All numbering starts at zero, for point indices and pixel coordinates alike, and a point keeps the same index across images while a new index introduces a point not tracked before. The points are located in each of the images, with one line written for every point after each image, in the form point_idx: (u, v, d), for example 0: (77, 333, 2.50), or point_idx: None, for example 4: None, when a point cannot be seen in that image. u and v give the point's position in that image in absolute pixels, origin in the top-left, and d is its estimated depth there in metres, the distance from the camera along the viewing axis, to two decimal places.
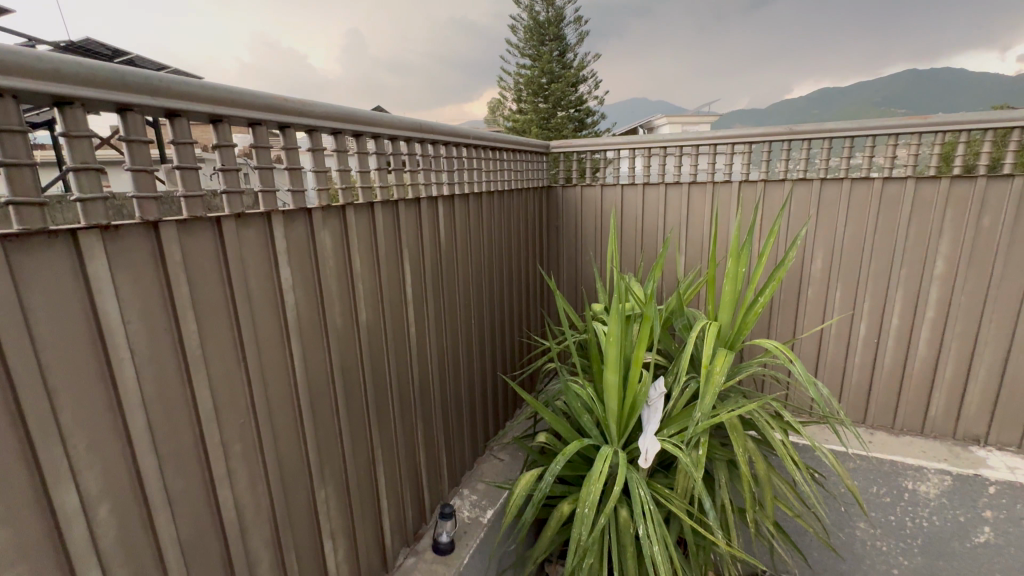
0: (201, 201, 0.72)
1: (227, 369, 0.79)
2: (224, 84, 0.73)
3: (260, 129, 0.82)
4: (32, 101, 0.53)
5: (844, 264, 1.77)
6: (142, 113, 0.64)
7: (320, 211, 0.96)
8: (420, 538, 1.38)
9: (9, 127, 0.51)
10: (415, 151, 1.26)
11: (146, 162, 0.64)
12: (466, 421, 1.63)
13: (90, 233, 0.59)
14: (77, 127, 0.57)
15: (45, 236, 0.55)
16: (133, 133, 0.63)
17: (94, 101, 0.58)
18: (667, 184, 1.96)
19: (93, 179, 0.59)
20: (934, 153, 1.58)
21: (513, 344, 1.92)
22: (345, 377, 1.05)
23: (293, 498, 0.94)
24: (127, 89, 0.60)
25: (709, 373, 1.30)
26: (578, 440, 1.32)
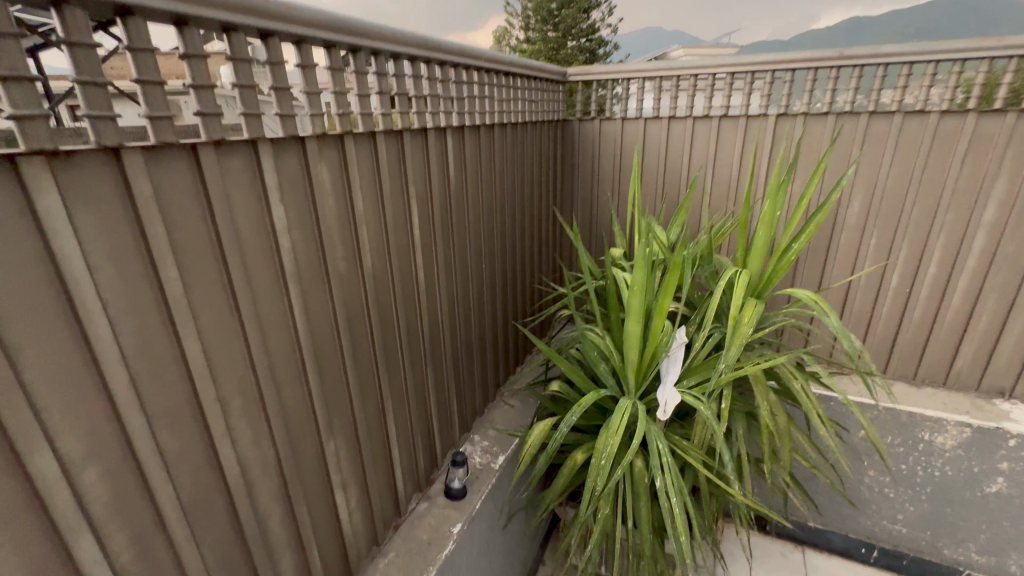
0: (169, 123, 0.60)
1: (218, 319, 0.71)
2: None
3: (237, 37, 0.68)
4: None
5: (884, 208, 1.64)
6: (83, 9, 0.51)
7: (315, 141, 0.84)
8: (432, 484, 1.37)
9: None
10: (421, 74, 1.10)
11: (95, 72, 0.53)
12: (477, 368, 1.58)
13: (34, 160, 0.49)
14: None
15: None
16: (75, 35, 0.50)
17: None
18: (695, 118, 1.79)
19: (28, 91, 0.47)
20: (1004, 82, 1.40)
21: (524, 289, 1.84)
22: (350, 326, 0.98)
23: (301, 451, 0.90)
24: None
25: (736, 324, 1.22)
26: (595, 391, 1.27)
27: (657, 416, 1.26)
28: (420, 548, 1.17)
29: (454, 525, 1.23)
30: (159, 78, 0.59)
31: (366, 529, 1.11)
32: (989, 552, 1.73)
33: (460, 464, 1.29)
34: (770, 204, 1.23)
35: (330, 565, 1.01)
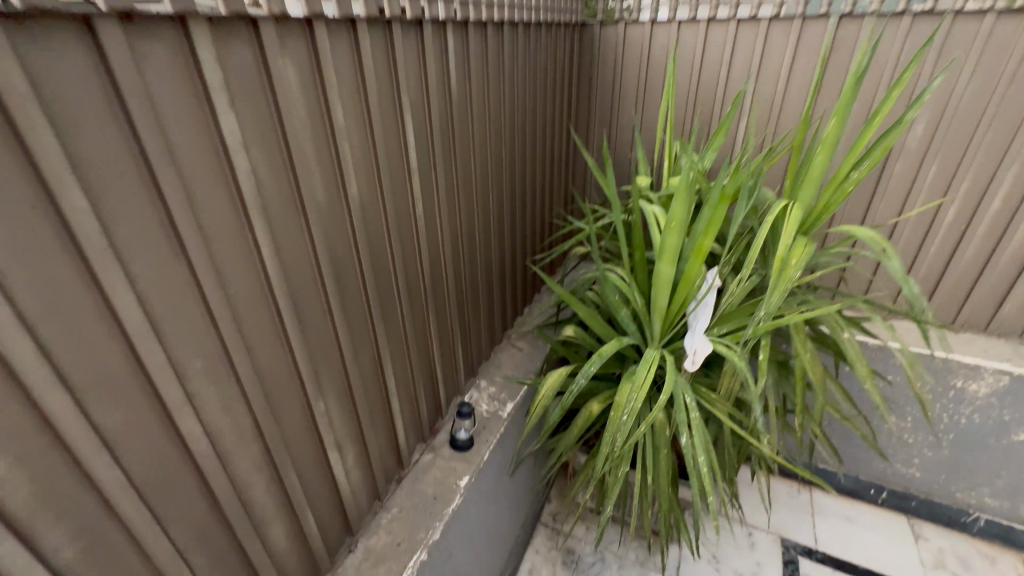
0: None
1: (157, 262, 0.55)
2: None
3: None
4: None
5: (953, 131, 1.42)
6: None
7: (275, 28, 0.63)
8: (436, 434, 1.28)
9: None
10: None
11: None
12: (483, 310, 1.45)
13: None
14: None
15: None
16: None
17: None
18: (740, 20, 1.51)
19: None
20: None
21: (534, 223, 1.66)
22: (335, 268, 0.82)
23: (284, 413, 0.77)
24: None
25: (782, 267, 1.06)
26: (616, 340, 1.14)
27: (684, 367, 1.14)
28: (425, 502, 1.10)
29: (461, 478, 1.16)
30: None
31: (367, 486, 1.03)
32: (1004, 497, 1.70)
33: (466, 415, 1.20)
34: (837, 122, 1.03)
35: (329, 526, 0.94)
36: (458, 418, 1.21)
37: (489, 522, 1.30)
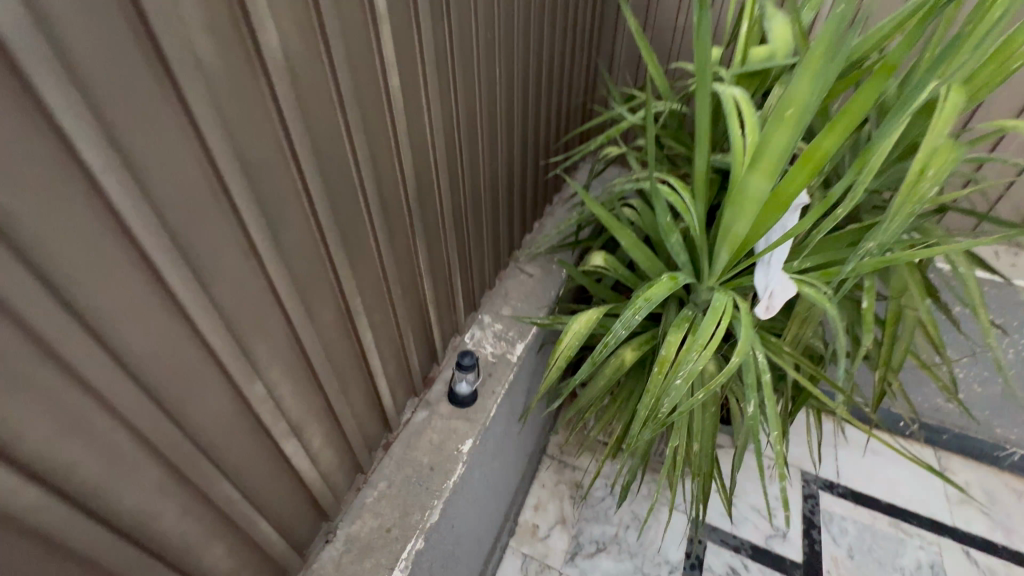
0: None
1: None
2: None
3: None
4: None
5: None
6: None
7: None
8: (431, 384, 1.04)
9: None
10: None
11: None
12: (486, 230, 1.13)
13: None
14: None
15: None
16: None
17: None
18: None
19: None
20: None
21: (550, 113, 1.28)
22: (254, 185, 0.51)
23: (197, 409, 0.51)
24: None
25: (918, 183, 0.73)
26: (669, 279, 0.85)
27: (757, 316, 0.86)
28: (420, 474, 0.89)
29: (462, 442, 0.94)
30: None
31: (344, 462, 0.81)
32: None
33: (468, 368, 0.95)
34: None
35: (296, 520, 0.73)
36: (458, 371, 0.97)
37: (494, 478, 1.13)
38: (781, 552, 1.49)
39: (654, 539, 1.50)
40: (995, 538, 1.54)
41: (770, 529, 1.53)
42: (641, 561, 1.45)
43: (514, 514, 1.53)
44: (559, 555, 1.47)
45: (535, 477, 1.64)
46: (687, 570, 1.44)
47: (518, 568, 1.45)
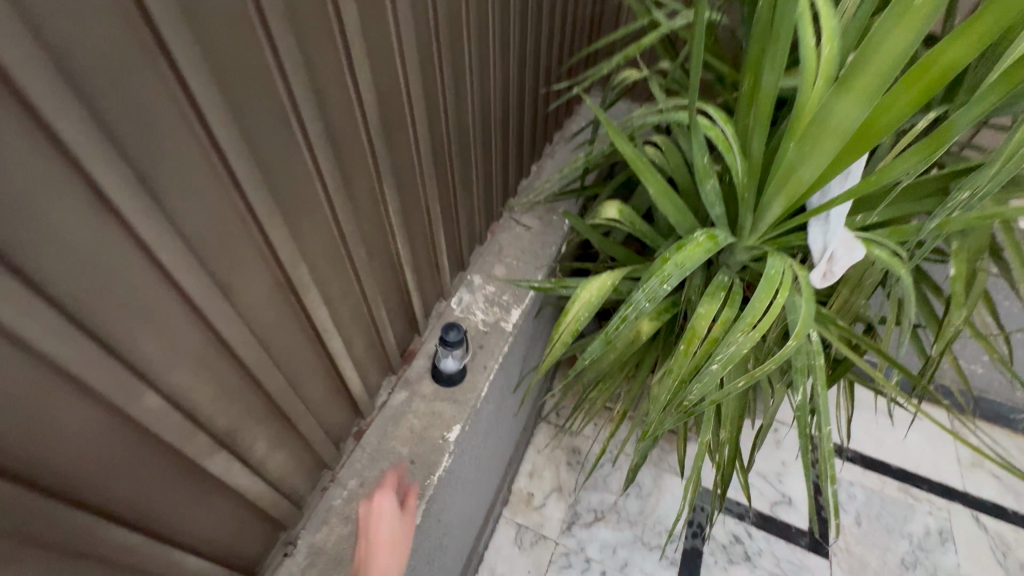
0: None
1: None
2: None
3: None
4: None
5: None
6: None
7: None
8: (411, 359, 0.89)
9: None
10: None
11: None
12: (476, 173, 0.93)
13: None
14: None
15: None
16: None
17: None
18: None
19: None
20: None
21: (552, 27, 1.04)
22: (94, 100, 0.32)
23: (45, 436, 0.35)
24: None
25: None
26: (704, 236, 0.68)
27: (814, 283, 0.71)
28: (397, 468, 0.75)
29: (448, 429, 0.80)
30: None
31: (304, 463, 0.66)
32: None
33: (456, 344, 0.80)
34: None
35: (240, 539, 0.59)
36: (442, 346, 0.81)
37: (486, 459, 1.00)
38: (787, 520, 1.42)
39: (655, 508, 1.42)
40: (1005, 502, 1.48)
41: (776, 496, 1.46)
42: (641, 531, 1.38)
43: (507, 483, 1.43)
44: (556, 526, 1.38)
45: (530, 443, 1.53)
46: (689, 540, 1.36)
47: (512, 539, 1.37)
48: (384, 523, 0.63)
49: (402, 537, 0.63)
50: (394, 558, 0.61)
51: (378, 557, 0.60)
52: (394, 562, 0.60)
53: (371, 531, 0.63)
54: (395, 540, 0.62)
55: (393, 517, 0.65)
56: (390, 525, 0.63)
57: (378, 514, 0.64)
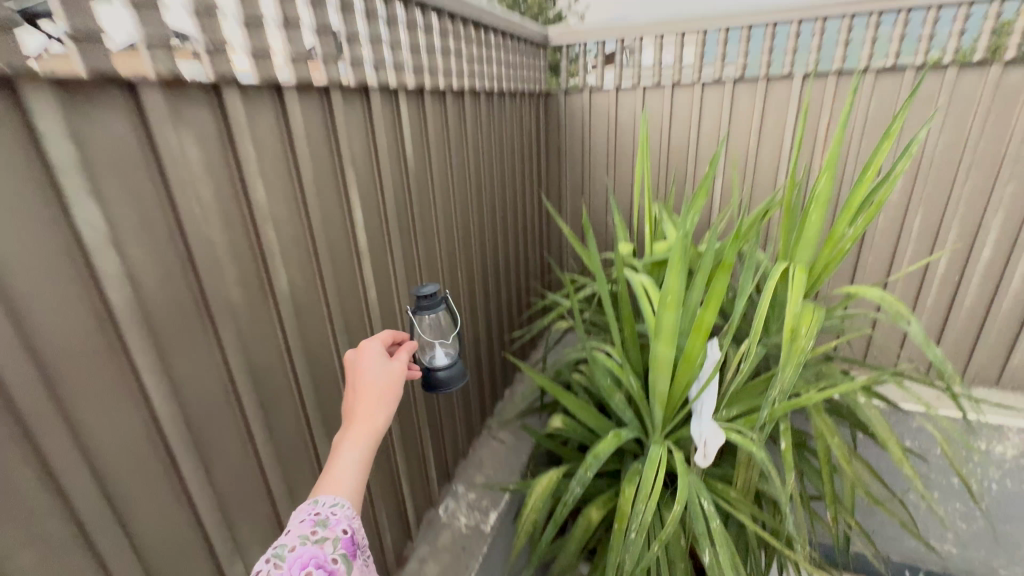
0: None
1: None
2: None
3: None
4: None
5: (934, 180, 1.38)
6: None
7: (167, 105, 0.50)
8: (405, 563, 1.06)
9: None
10: (374, 3, 0.78)
11: None
12: (457, 403, 1.24)
13: None
14: None
15: None
16: None
17: None
18: (703, 83, 1.50)
19: None
20: None
21: (512, 297, 1.48)
22: (266, 396, 0.66)
23: None
24: None
25: (793, 338, 0.93)
26: (614, 435, 0.96)
27: (694, 464, 0.97)
28: None
29: None
30: None
31: None
32: None
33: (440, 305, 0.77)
34: (826, 179, 0.97)
35: None
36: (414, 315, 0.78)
37: None
38: None
39: None
40: None
41: None
42: None
43: None
44: None
45: None
46: None
47: None
48: (370, 377, 0.62)
49: (391, 389, 0.62)
50: (379, 408, 0.60)
51: (361, 410, 0.58)
52: (380, 413, 0.59)
53: (359, 378, 0.62)
54: (383, 389, 0.61)
55: (382, 364, 0.64)
56: (375, 374, 0.62)
57: (369, 362, 0.63)
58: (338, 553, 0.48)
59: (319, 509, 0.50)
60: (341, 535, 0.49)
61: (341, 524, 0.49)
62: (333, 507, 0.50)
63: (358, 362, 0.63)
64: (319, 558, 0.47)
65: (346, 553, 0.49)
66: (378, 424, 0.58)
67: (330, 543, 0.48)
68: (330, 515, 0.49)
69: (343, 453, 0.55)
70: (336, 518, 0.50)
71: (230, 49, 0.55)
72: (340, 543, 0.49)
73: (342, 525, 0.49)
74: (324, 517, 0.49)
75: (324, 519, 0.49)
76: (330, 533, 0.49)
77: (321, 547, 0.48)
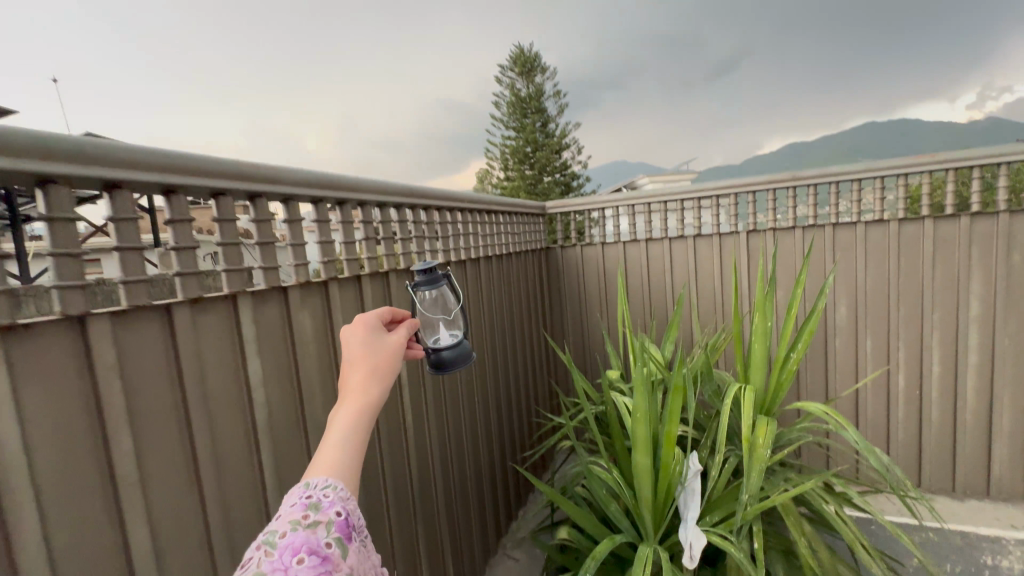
0: (138, 254, 0.59)
1: (164, 460, 0.61)
2: (201, 158, 0.66)
3: (260, 202, 0.78)
4: (62, 205, 0.51)
5: (872, 308, 1.65)
6: (131, 191, 0.58)
7: (298, 290, 0.84)
8: None
9: (60, 217, 0.51)
10: (416, 214, 1.19)
11: (134, 240, 0.58)
12: (476, 522, 1.37)
13: (52, 329, 0.51)
14: (62, 209, 0.51)
15: (13, 333, 0.48)
16: (119, 212, 0.57)
17: (80, 181, 0.52)
18: (670, 238, 1.89)
19: (72, 264, 0.52)
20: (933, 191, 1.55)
21: (522, 422, 1.68)
22: None
23: None
24: (112, 165, 0.55)
25: (752, 446, 1.14)
26: (610, 538, 1.10)
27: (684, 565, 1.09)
28: None
29: None
30: (189, 245, 0.65)
31: None
32: None
33: (440, 280, 0.79)
34: (760, 317, 1.26)
35: None
36: (415, 292, 0.80)
37: None
38: None
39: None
40: None
41: None
42: None
43: None
44: None
45: None
46: None
47: None
48: (363, 345, 0.53)
49: (388, 361, 0.53)
50: (376, 381, 0.50)
51: (353, 379, 0.49)
52: (378, 382, 0.50)
53: (353, 350, 0.53)
54: (380, 361, 0.52)
55: (379, 334, 0.56)
56: (370, 343, 0.54)
57: (363, 333, 0.55)
58: (332, 537, 0.38)
59: (310, 491, 0.40)
60: (335, 517, 0.39)
61: (335, 506, 0.40)
62: (325, 487, 0.41)
63: (352, 335, 0.54)
64: (312, 543, 0.37)
65: (343, 537, 0.39)
66: (375, 394, 0.49)
67: (324, 527, 0.38)
68: (322, 498, 0.40)
69: (335, 431, 0.45)
70: (329, 500, 0.40)
71: (331, 257, 0.93)
72: (335, 527, 0.39)
73: (336, 506, 0.40)
74: (315, 499, 0.39)
75: (316, 502, 0.39)
76: (323, 516, 0.39)
77: (314, 531, 0.38)
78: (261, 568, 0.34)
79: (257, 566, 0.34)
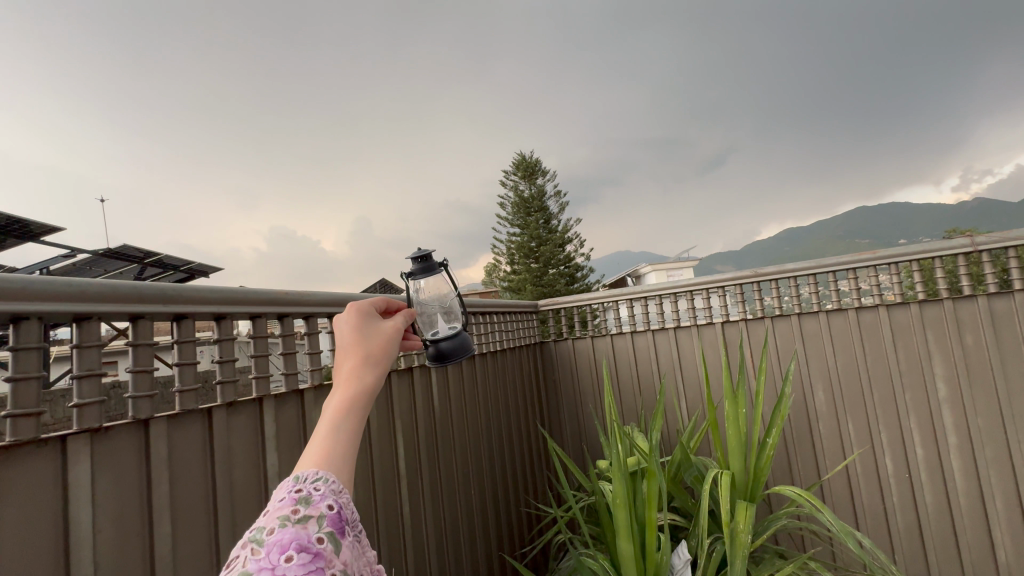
0: (193, 368, 0.76)
1: (192, 539, 0.72)
2: (244, 290, 0.85)
3: (287, 320, 0.96)
4: (147, 334, 0.69)
5: (846, 388, 1.76)
6: (194, 319, 0.76)
7: (312, 392, 1.00)
8: None
9: (143, 342, 0.68)
10: None
11: (190, 356, 0.75)
12: None
13: (125, 429, 0.66)
14: (145, 337, 0.69)
15: (100, 433, 0.63)
16: (184, 335, 0.74)
17: (160, 315, 0.71)
18: (653, 330, 2.05)
19: (145, 379, 0.69)
20: (887, 281, 1.74)
21: (518, 515, 1.71)
22: None
23: None
24: (183, 300, 0.73)
25: (733, 532, 1.17)
26: None
27: None
28: None
29: None
30: (230, 357, 0.82)
31: None
32: None
33: (434, 267, 0.88)
34: (732, 404, 1.37)
35: None
36: (411, 282, 0.87)
37: None
38: None
39: None
40: None
41: None
42: None
43: None
44: None
45: None
46: None
47: None
48: (352, 333, 0.49)
49: (383, 348, 0.49)
50: (370, 367, 0.47)
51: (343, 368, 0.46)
52: (370, 371, 0.46)
53: (344, 340, 0.49)
54: (373, 348, 0.49)
55: (372, 322, 0.52)
56: (361, 331, 0.50)
57: (356, 319, 0.51)
58: (325, 532, 0.35)
59: (301, 485, 0.37)
60: (327, 511, 0.36)
61: (327, 499, 0.36)
62: (316, 482, 0.37)
63: (343, 321, 0.50)
64: (301, 539, 0.34)
65: (336, 532, 0.36)
66: (368, 381, 0.45)
67: (316, 521, 0.35)
68: (313, 491, 0.36)
69: (328, 420, 0.41)
70: (320, 494, 0.37)
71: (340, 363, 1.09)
72: (328, 521, 0.35)
73: (328, 500, 0.36)
74: (306, 493, 0.36)
75: (307, 497, 0.36)
76: (314, 510, 0.35)
77: (305, 527, 0.34)
78: (247, 567, 0.31)
79: (243, 566, 0.31)
